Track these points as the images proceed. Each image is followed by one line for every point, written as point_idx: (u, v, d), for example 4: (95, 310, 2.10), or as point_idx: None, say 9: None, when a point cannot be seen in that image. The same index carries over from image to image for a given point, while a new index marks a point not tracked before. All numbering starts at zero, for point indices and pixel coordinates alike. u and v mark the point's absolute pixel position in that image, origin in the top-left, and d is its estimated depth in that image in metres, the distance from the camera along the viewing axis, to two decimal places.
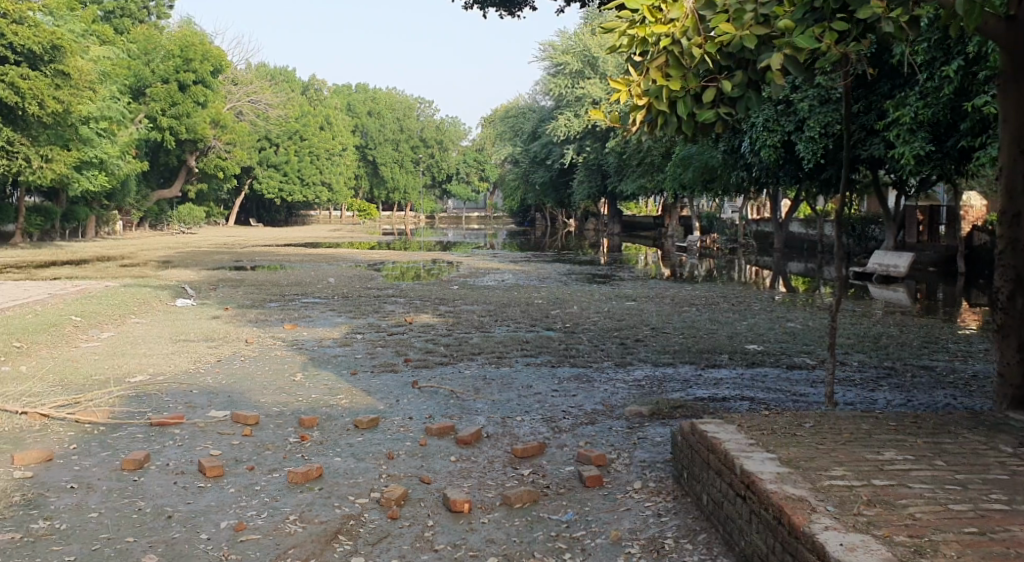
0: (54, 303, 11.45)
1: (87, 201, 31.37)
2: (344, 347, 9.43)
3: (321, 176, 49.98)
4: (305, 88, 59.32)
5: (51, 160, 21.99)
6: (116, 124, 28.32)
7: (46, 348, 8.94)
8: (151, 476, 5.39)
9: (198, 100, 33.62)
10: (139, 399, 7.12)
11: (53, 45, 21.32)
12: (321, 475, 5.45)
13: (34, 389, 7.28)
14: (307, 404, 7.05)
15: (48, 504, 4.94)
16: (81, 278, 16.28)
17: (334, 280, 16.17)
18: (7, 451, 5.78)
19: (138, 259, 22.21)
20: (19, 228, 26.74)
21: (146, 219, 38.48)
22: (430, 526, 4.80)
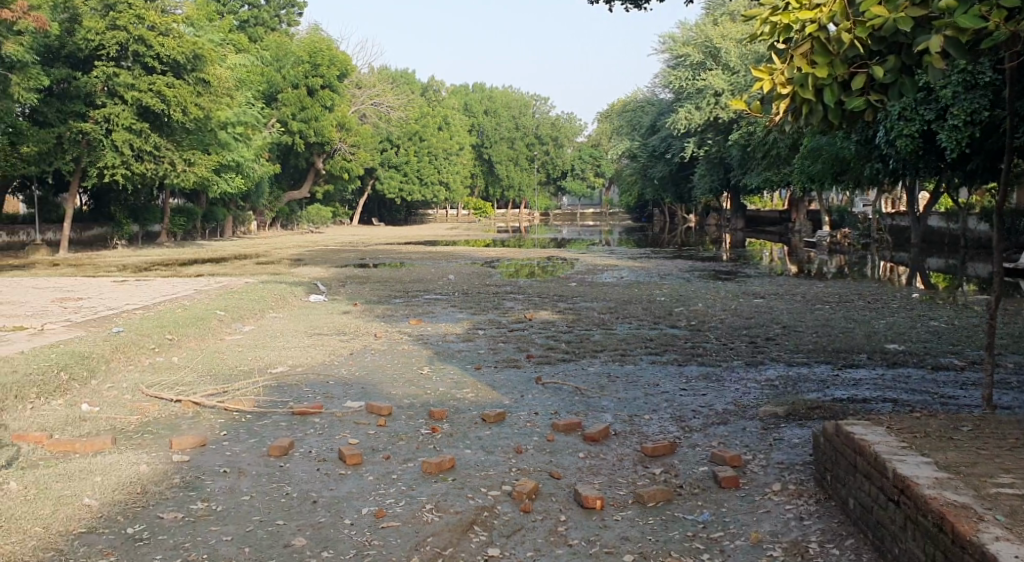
0: (199, 298, 12.07)
1: (225, 203, 33.03)
2: (467, 343, 9.55)
3: (440, 175, 50.90)
4: (425, 89, 60.51)
5: (194, 164, 23.26)
6: (251, 128, 29.61)
7: (193, 340, 9.42)
8: (295, 463, 5.60)
9: (326, 105, 34.81)
10: (280, 389, 7.42)
11: (196, 54, 22.50)
12: (453, 466, 5.52)
13: (185, 379, 7.70)
14: (436, 397, 7.17)
15: (204, 486, 5.19)
16: (218, 274, 17.12)
17: (454, 277, 16.40)
18: (164, 436, 6.13)
19: (270, 257, 23.24)
20: (166, 229, 28.36)
21: (278, 219, 40.14)
22: (564, 521, 4.79)
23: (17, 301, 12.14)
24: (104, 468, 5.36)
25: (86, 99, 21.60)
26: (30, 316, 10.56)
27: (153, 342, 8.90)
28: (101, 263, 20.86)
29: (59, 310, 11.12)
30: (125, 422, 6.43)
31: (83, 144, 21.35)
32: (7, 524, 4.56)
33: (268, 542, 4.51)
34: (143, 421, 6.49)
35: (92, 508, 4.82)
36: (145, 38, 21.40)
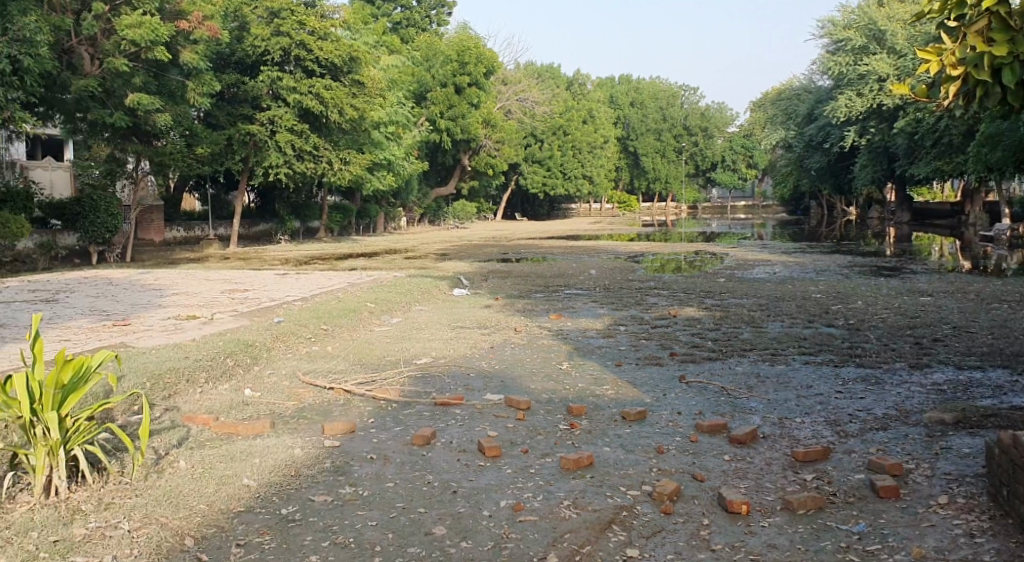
0: (351, 290, 12.51)
1: (377, 199, 34.20)
2: (608, 339, 9.41)
3: (584, 169, 50.79)
4: (570, 84, 60.53)
5: (349, 163, 24.18)
6: (402, 127, 30.45)
7: (346, 330, 9.75)
8: (437, 452, 5.67)
9: (473, 102, 35.35)
10: (424, 379, 7.55)
11: (351, 57, 23.33)
12: (592, 463, 5.43)
13: (335, 367, 7.96)
14: (575, 392, 7.09)
15: (352, 471, 5.33)
16: (369, 268, 17.72)
17: (597, 272, 16.27)
18: (317, 421, 6.35)
19: (419, 251, 23.90)
20: (323, 224, 29.66)
21: (426, 215, 41.21)
22: (706, 524, 4.60)
23: (190, 292, 12.98)
24: (262, 450, 5.59)
25: (253, 103, 22.86)
26: (201, 306, 11.25)
27: (310, 332, 9.26)
28: (265, 256, 22.04)
29: (226, 301, 11.79)
30: (281, 407, 6.70)
31: (249, 145, 22.62)
32: (175, 499, 4.82)
33: (411, 529, 4.57)
34: (298, 407, 6.74)
35: (250, 488, 5.03)
36: (305, 43, 22.39)
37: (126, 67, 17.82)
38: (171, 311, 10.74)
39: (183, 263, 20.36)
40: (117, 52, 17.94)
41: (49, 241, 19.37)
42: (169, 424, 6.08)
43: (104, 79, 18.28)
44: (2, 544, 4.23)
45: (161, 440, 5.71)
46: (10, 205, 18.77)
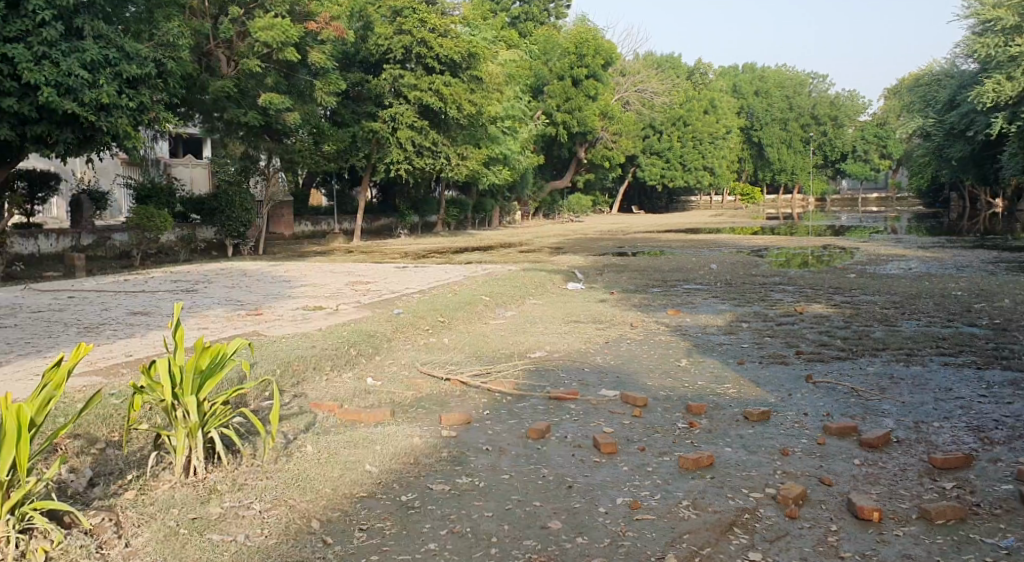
0: (469, 284, 12.62)
1: (493, 194, 34.49)
2: (730, 336, 9.14)
3: (704, 160, 49.75)
4: (690, 74, 59.38)
5: (467, 158, 24.46)
6: (518, 121, 30.56)
7: (463, 323, 9.84)
8: (553, 446, 5.62)
9: (590, 94, 35.13)
10: (540, 373, 7.52)
11: (470, 53, 23.50)
12: (712, 464, 5.27)
13: (452, 359, 8.03)
14: (694, 390, 6.91)
15: (468, 462, 5.35)
16: (485, 262, 17.86)
17: (718, 267, 15.88)
18: (435, 411, 6.41)
19: (534, 245, 23.96)
20: (440, 218, 30.13)
21: (541, 208, 41.32)
22: (835, 530, 4.39)
23: (316, 284, 13.41)
24: (384, 437, 5.68)
25: (375, 100, 23.39)
26: (326, 297, 11.59)
27: (427, 324, 9.39)
28: (386, 250, 22.56)
29: (350, 292, 12.10)
30: (401, 396, 6.81)
31: (371, 142, 23.20)
32: (302, 483, 4.95)
33: (527, 522, 4.54)
34: (417, 396, 6.84)
35: (373, 475, 5.12)
36: (426, 40, 22.67)
37: (258, 67, 18.59)
38: (298, 302, 11.12)
39: (310, 256, 21.07)
40: (251, 53, 18.71)
41: (188, 234, 20.42)
42: (297, 410, 6.27)
43: (239, 80, 19.18)
44: (146, 519, 4.44)
45: (289, 425, 5.90)
46: (153, 200, 20.05)
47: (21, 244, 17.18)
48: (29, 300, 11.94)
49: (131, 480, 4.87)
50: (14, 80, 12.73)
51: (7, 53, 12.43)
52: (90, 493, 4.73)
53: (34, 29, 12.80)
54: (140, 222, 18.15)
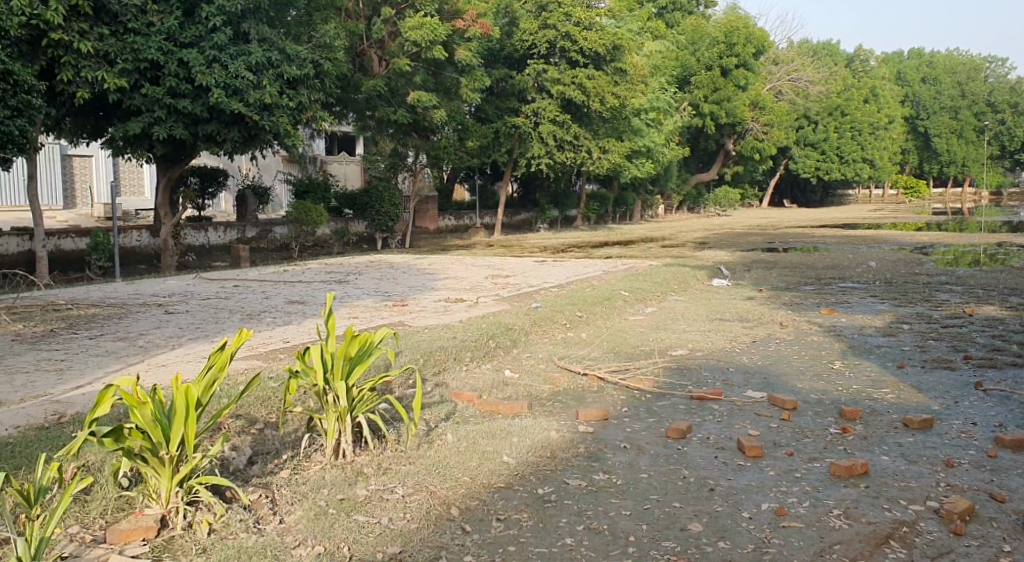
0: (610, 278, 12.48)
1: (636, 187, 34.11)
2: (888, 338, 8.60)
3: (863, 152, 47.31)
4: (850, 61, 56.65)
5: (609, 151, 24.21)
6: (664, 114, 30.04)
7: (602, 318, 9.72)
8: (694, 447, 5.44)
9: (740, 84, 34.09)
10: (682, 372, 7.32)
11: (615, 46, 23.18)
12: (866, 472, 4.94)
13: (591, 354, 7.94)
14: (849, 394, 6.52)
15: (606, 458, 5.25)
16: (625, 257, 17.63)
17: (876, 265, 15.01)
18: (572, 406, 6.34)
19: (678, 239, 23.55)
20: (582, 213, 30.05)
21: (686, 202, 40.59)
22: (1006, 552, 4.02)
23: (458, 276, 13.63)
24: (521, 429, 5.66)
25: (519, 96, 23.54)
26: (468, 290, 11.74)
27: (566, 318, 9.33)
28: (527, 244, 22.71)
29: (491, 286, 12.22)
30: (539, 390, 6.78)
31: (514, 137, 23.38)
32: (444, 471, 4.98)
33: (666, 522, 4.39)
34: (554, 391, 6.78)
35: (511, 466, 5.09)
36: (571, 34, 22.53)
37: (408, 66, 19.11)
38: (442, 294, 11.31)
39: (455, 249, 21.48)
40: (402, 53, 19.25)
41: (342, 228, 21.22)
42: (438, 399, 6.36)
43: (390, 79, 19.79)
44: (299, 497, 4.57)
45: (431, 413, 5.97)
46: (310, 195, 20.96)
47: (193, 236, 18.37)
48: (198, 288, 12.71)
49: (286, 460, 5.06)
50: (189, 84, 13.63)
51: (182, 58, 13.31)
52: (249, 470, 4.93)
53: (206, 35, 13.66)
54: (299, 216, 19.21)
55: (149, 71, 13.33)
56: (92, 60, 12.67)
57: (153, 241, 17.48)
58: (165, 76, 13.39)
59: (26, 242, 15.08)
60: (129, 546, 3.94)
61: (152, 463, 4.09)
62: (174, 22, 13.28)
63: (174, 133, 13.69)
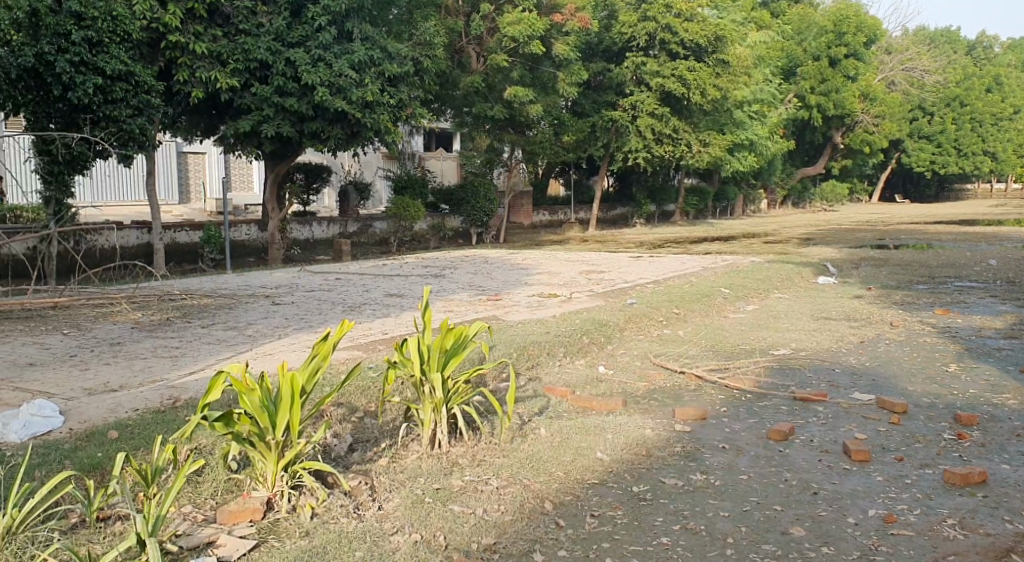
0: (709, 275, 12.23)
1: (737, 181, 33.40)
2: (1009, 341, 8.16)
3: (984, 145, 44.97)
4: (970, 49, 54.02)
5: (709, 144, 23.67)
6: (768, 105, 29.32)
7: (700, 316, 9.53)
8: (797, 450, 5.27)
9: (849, 74, 33.02)
10: (783, 371, 7.13)
11: (718, 36, 22.60)
12: (983, 481, 4.69)
13: (689, 352, 7.80)
14: (965, 399, 6.21)
15: (704, 458, 5.15)
16: (725, 253, 17.24)
17: (997, 263, 14.23)
18: (669, 404, 6.24)
19: (780, 235, 22.91)
20: (680, 208, 29.57)
21: (790, 197, 39.60)
22: None
23: (553, 272, 13.60)
24: (616, 426, 5.59)
25: (617, 89, 23.32)
26: (563, 285, 11.70)
27: (663, 315, 9.18)
28: (623, 239, 22.52)
29: (586, 281, 12.15)
30: (634, 387, 6.69)
31: (612, 131, 23.21)
32: (537, 465, 4.96)
33: (767, 525, 4.27)
34: (650, 388, 6.68)
35: (605, 462, 5.04)
36: (672, 26, 22.13)
37: (506, 62, 19.21)
38: (537, 289, 11.31)
39: (550, 244, 21.48)
40: (500, 49, 19.36)
41: (439, 223, 21.47)
42: (532, 393, 6.35)
43: (488, 75, 19.93)
44: (397, 485, 4.62)
45: (524, 407, 5.97)
46: (409, 191, 21.29)
47: (298, 230, 18.92)
48: (302, 280, 13.10)
49: (384, 448, 5.14)
50: (296, 82, 13.97)
51: (289, 57, 13.71)
52: (349, 457, 5.03)
53: (312, 35, 14.02)
54: (398, 211, 19.52)
55: (258, 71, 13.76)
56: (205, 60, 13.27)
57: (261, 235, 18.08)
58: (273, 75, 13.80)
59: (145, 235, 15.82)
60: (237, 527, 4.06)
61: (259, 447, 4.24)
62: (282, 23, 13.71)
63: (281, 130, 14.11)
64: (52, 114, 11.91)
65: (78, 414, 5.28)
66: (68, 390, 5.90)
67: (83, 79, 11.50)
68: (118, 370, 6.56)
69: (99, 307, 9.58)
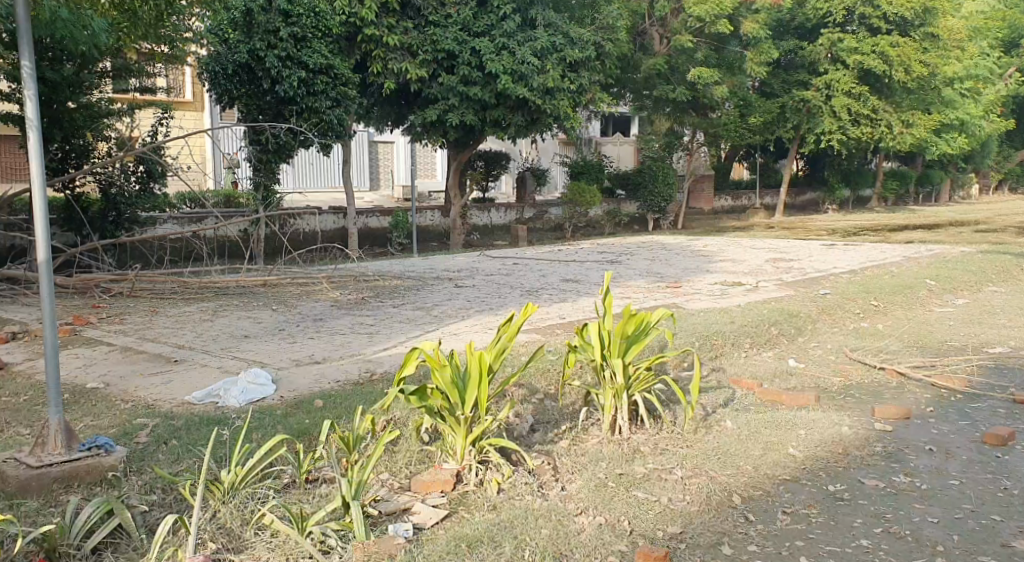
0: (911, 265, 11.45)
1: (944, 165, 31.06)
2: None
3: None
4: None
5: (913, 126, 21.97)
6: (983, 82, 27.04)
7: (902, 309, 8.93)
8: (1018, 457, 4.84)
9: None
10: (1000, 372, 6.57)
11: (926, 8, 21.02)
12: None
13: (889, 347, 7.35)
14: None
15: (908, 460, 4.83)
16: (931, 242, 16.05)
17: None
18: (868, 401, 5.90)
19: (993, 223, 21.03)
20: (877, 193, 27.85)
21: (1006, 181, 36.43)
22: None
23: (737, 259, 13.20)
24: (809, 421, 5.33)
25: (810, 68, 22.27)
26: (749, 273, 11.32)
27: (860, 306, 8.69)
28: (812, 226, 21.49)
29: (773, 269, 11.70)
30: (829, 382, 6.36)
31: (804, 112, 22.18)
32: (724, 457, 4.79)
33: (983, 536, 3.95)
34: (847, 384, 6.34)
35: (797, 458, 4.81)
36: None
37: (691, 43, 18.83)
38: (720, 277, 11.02)
39: (732, 231, 20.83)
40: (685, 29, 19.01)
41: (615, 208, 21.33)
42: (716, 384, 6.15)
43: (671, 56, 19.63)
44: (579, 468, 4.62)
45: (709, 397, 5.80)
46: (586, 176, 21.28)
47: (478, 216, 19.39)
48: (483, 264, 13.41)
49: (565, 431, 5.16)
50: (480, 71, 14.21)
51: (474, 46, 13.98)
52: (531, 437, 5.10)
53: (498, 23, 14.23)
54: (573, 197, 19.55)
55: (446, 61, 14.14)
56: (398, 52, 13.88)
57: (443, 221, 18.64)
58: (459, 65, 14.14)
59: (340, 219, 16.73)
60: (430, 496, 4.21)
61: (449, 421, 4.40)
62: (468, 13, 14.03)
63: (464, 119, 14.47)
64: (263, 107, 12.83)
65: (288, 383, 5.67)
66: (278, 360, 6.36)
67: (289, 73, 12.30)
68: (320, 344, 7.00)
69: (303, 286, 10.25)
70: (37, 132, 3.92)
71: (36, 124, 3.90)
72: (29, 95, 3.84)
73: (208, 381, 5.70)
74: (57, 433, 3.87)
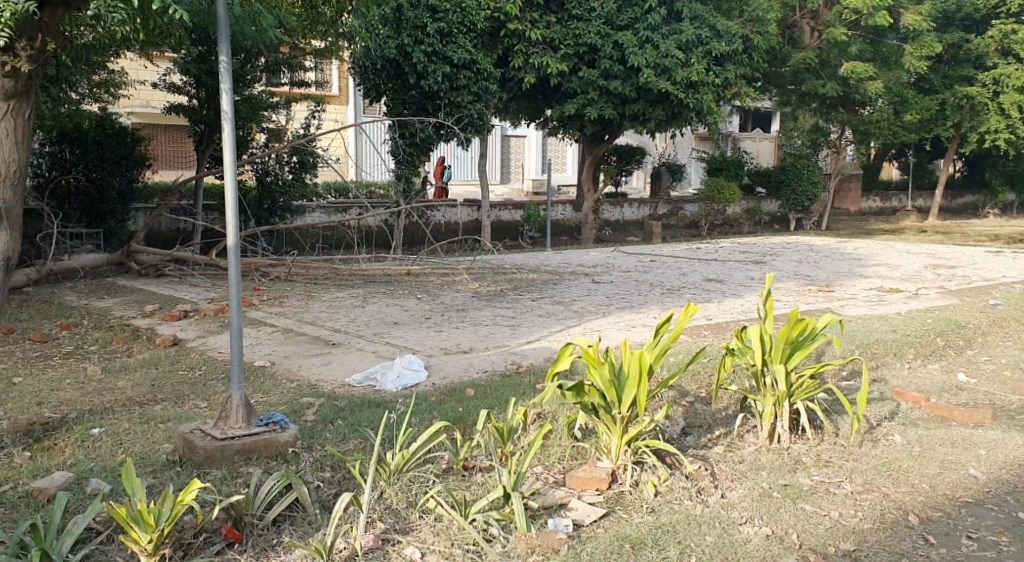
0: None
1: None
2: None
3: None
4: None
5: None
6: None
7: None
8: None
9: None
10: None
11: None
12: None
13: None
14: None
15: None
16: None
17: None
18: None
19: None
20: None
21: None
22: None
23: (892, 263, 12.56)
24: (989, 442, 5.00)
25: (976, 62, 21.00)
26: (906, 279, 10.78)
27: None
28: (971, 231, 20.22)
29: (933, 275, 11.07)
30: (1004, 400, 5.96)
31: (966, 109, 20.87)
32: (896, 473, 4.55)
33: None
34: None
35: (978, 480, 4.52)
36: None
37: (845, 35, 18.01)
38: (875, 281, 10.53)
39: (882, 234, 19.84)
40: (839, 22, 18.24)
41: (754, 207, 20.71)
42: (879, 396, 5.86)
43: (822, 50, 18.88)
44: (740, 475, 4.49)
45: (873, 409, 5.53)
46: (724, 173, 20.76)
47: (610, 211, 19.22)
48: (620, 260, 13.31)
49: (719, 436, 5.03)
50: (622, 64, 14.05)
51: (617, 40, 13.80)
52: (685, 439, 5.00)
53: (643, 16, 14.01)
54: (710, 193, 19.10)
55: (587, 55, 14.05)
56: (540, 46, 13.94)
57: (576, 216, 18.57)
58: (600, 58, 14.01)
59: (475, 212, 16.93)
60: (585, 493, 4.20)
61: (606, 419, 4.37)
62: (613, 6, 13.85)
63: (603, 113, 14.41)
64: (408, 101, 13.10)
65: (439, 370, 5.79)
66: (429, 348, 6.50)
67: (435, 68, 12.59)
68: (467, 334, 7.11)
69: (445, 276, 10.45)
70: (230, 124, 4.13)
71: (229, 116, 4.11)
72: (223, 88, 4.05)
73: (366, 365, 5.89)
74: (236, 408, 4.10)
